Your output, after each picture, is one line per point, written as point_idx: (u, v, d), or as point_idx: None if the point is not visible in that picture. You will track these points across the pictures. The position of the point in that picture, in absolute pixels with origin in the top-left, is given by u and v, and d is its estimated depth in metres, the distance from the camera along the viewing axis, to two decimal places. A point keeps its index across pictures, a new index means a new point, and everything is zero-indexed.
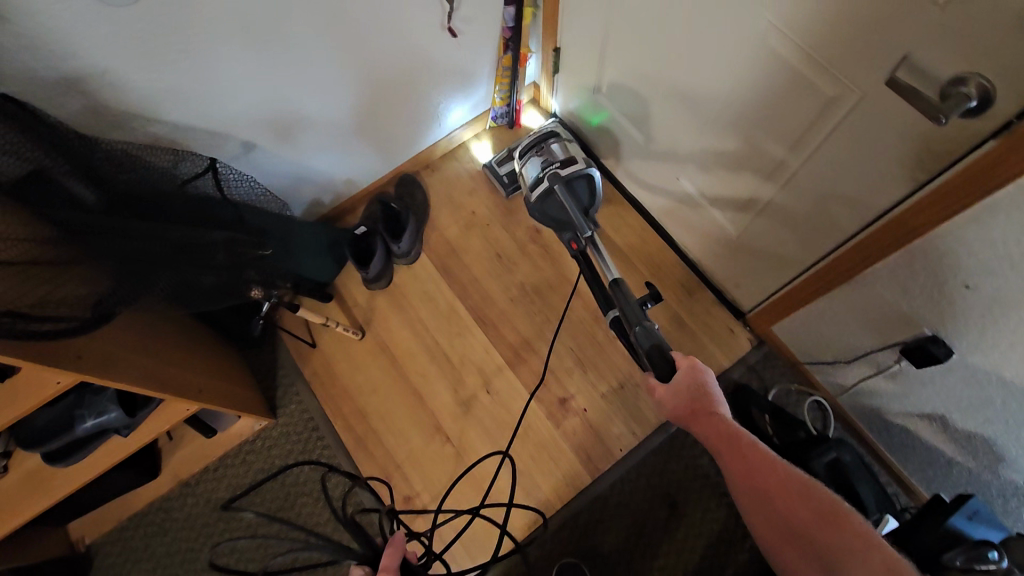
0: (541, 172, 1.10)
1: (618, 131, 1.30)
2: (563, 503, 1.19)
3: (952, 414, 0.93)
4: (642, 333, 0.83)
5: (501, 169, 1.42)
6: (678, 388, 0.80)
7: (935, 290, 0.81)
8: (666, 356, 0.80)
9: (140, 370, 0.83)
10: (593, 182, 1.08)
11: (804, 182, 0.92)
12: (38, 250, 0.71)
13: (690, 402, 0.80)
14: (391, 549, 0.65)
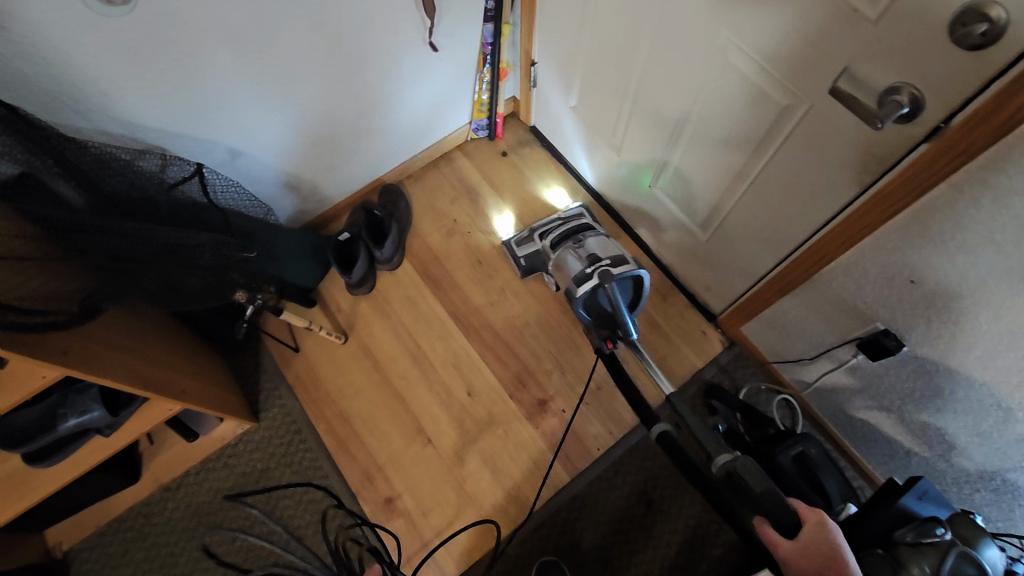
0: (589, 268, 1.07)
1: (613, 168, 1.35)
2: (542, 501, 1.22)
3: (907, 406, 0.98)
4: (744, 469, 0.77)
5: (521, 251, 1.36)
6: (810, 547, 0.69)
7: (885, 285, 0.86)
8: (786, 504, 0.72)
9: (125, 365, 0.86)
10: (640, 283, 1.07)
11: (765, 189, 0.98)
12: (25, 248, 0.72)
13: (821, 567, 0.68)
14: None
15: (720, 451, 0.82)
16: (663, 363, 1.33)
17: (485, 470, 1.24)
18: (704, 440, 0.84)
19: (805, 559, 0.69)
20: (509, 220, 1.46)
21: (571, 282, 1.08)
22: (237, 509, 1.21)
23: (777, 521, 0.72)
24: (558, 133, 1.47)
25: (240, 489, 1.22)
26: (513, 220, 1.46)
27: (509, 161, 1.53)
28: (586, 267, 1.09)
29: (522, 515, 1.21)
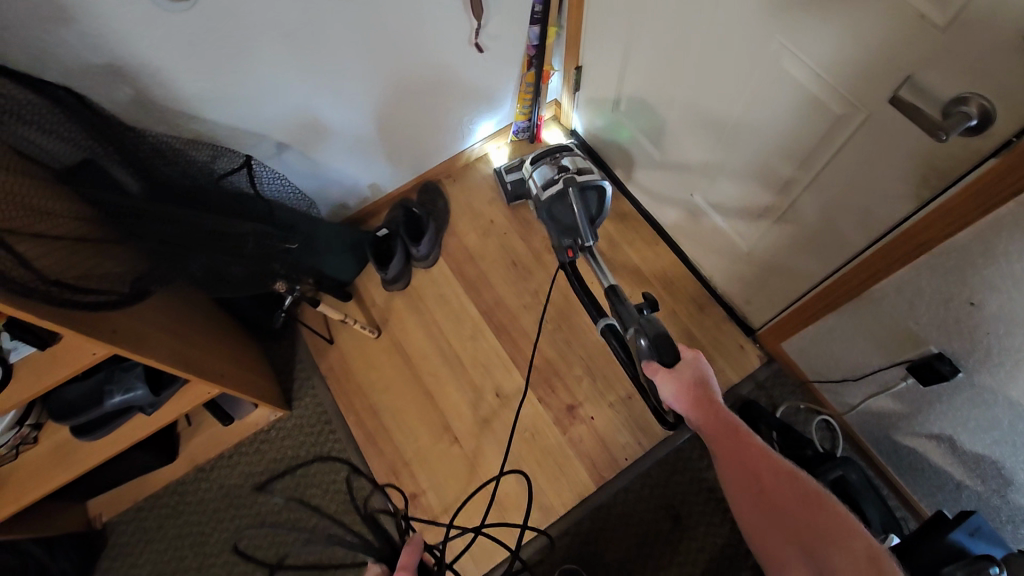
0: (557, 176, 1.15)
1: (634, 146, 1.34)
2: (566, 509, 1.20)
3: (959, 435, 0.92)
4: (648, 325, 0.86)
5: (508, 176, 1.40)
6: (682, 375, 0.81)
7: (941, 306, 0.82)
8: (671, 342, 0.82)
9: (168, 347, 0.89)
10: (603, 197, 1.14)
11: (816, 201, 0.94)
12: (84, 230, 0.77)
13: (688, 389, 0.80)
14: (410, 548, 0.75)
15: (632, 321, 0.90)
16: None
17: (511, 474, 1.23)
18: (624, 313, 0.92)
19: (676, 381, 0.80)
20: (504, 153, 1.54)
21: (540, 185, 1.17)
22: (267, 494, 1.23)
23: (664, 361, 0.82)
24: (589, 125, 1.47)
25: (272, 475, 1.25)
26: (508, 152, 1.54)
27: None
28: (554, 174, 1.17)
29: (545, 521, 1.20)
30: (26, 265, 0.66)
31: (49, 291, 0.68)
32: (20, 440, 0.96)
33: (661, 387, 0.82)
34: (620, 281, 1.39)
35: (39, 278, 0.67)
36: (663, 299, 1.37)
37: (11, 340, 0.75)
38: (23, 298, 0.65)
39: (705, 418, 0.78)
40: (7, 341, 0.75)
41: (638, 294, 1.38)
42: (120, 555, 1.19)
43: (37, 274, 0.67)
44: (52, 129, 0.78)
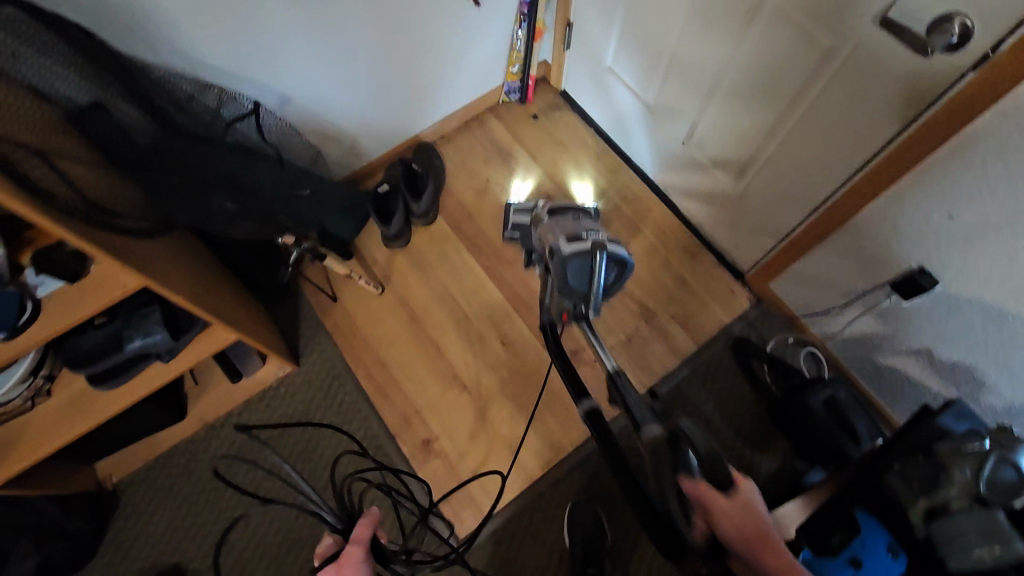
0: (585, 234, 0.99)
1: (626, 103, 1.39)
2: (575, 446, 1.25)
3: (937, 346, 1.01)
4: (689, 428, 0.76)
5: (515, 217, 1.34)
6: (741, 506, 0.69)
7: (921, 222, 0.90)
8: (729, 469, 0.71)
9: (186, 284, 0.89)
10: (624, 271, 0.98)
11: (806, 137, 1.00)
12: (99, 166, 0.78)
13: (749, 528, 0.67)
14: (365, 522, 0.72)
15: (650, 422, 0.81)
16: (691, 319, 1.36)
17: (519, 417, 1.28)
18: (628, 402, 0.85)
19: (735, 513, 0.67)
20: (526, 186, 1.49)
21: (562, 237, 0.99)
22: (278, 447, 1.25)
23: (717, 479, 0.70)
24: (578, 83, 1.51)
25: (284, 429, 1.26)
26: (532, 186, 1.49)
27: (541, 124, 1.56)
28: (581, 232, 1.00)
29: (555, 458, 1.25)
30: (71, 186, 0.67)
31: (90, 212, 0.69)
32: (35, 391, 0.95)
33: (721, 518, 0.67)
34: (614, 232, 1.44)
35: (81, 198, 0.68)
36: (656, 248, 1.43)
37: (36, 276, 0.75)
38: (70, 216, 0.66)
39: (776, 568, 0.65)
40: (32, 277, 0.75)
41: (633, 244, 1.43)
42: (134, 514, 1.19)
43: (79, 195, 0.68)
44: (64, 65, 0.74)
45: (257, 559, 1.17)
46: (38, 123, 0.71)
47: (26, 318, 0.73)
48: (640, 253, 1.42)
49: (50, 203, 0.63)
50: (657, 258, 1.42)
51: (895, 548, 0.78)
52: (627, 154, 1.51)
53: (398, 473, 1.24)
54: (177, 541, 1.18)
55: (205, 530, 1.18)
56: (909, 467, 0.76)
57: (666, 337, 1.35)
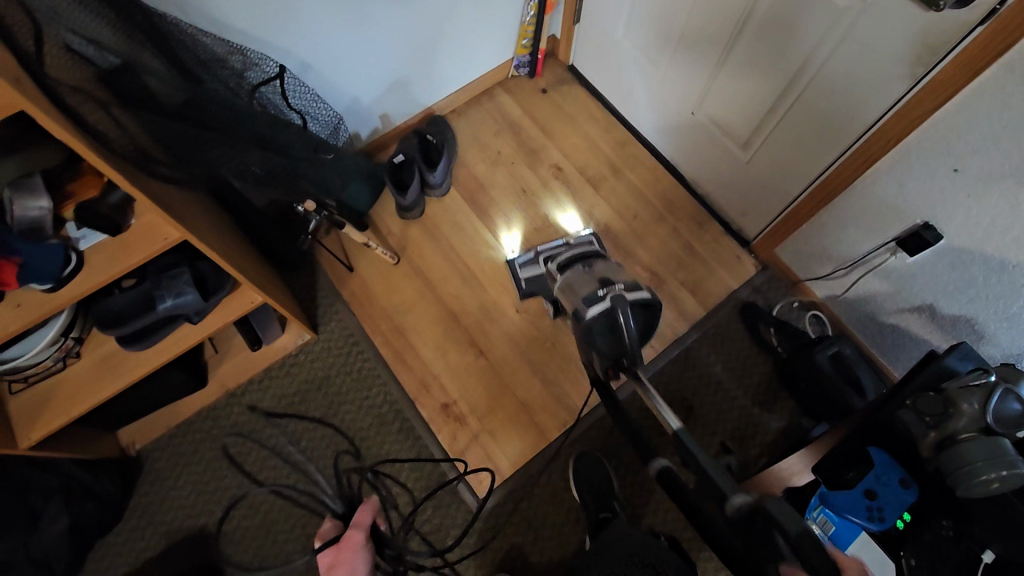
0: (602, 290, 0.92)
1: (635, 74, 1.42)
2: (590, 408, 1.29)
3: (939, 301, 1.06)
4: (777, 508, 0.63)
5: (524, 272, 1.37)
6: None
7: (926, 177, 0.94)
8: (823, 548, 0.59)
9: (217, 243, 0.91)
10: (652, 314, 0.93)
11: (815, 101, 1.03)
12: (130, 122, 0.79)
13: None
14: (366, 506, 1.06)
15: (738, 490, 0.69)
16: (700, 285, 1.40)
17: (535, 381, 1.31)
18: (717, 480, 0.71)
19: None
20: (515, 238, 1.44)
21: (581, 300, 0.93)
22: (300, 412, 1.27)
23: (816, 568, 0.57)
24: (587, 56, 1.53)
25: (304, 395, 1.28)
26: (520, 237, 1.44)
27: (550, 97, 1.58)
28: (599, 290, 0.93)
29: (571, 419, 1.28)
30: (121, 128, 0.71)
31: (140, 159, 0.73)
32: (65, 352, 0.97)
33: None
34: (624, 203, 1.48)
35: (132, 146, 0.72)
36: (665, 218, 1.46)
37: (79, 229, 0.76)
38: (124, 160, 0.69)
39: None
40: (74, 231, 0.77)
41: (643, 213, 1.46)
42: (158, 479, 1.20)
43: (128, 140, 0.72)
44: (101, 20, 0.76)
45: (282, 520, 1.19)
46: (79, 77, 0.72)
47: (70, 271, 0.76)
48: (649, 222, 1.46)
49: (106, 146, 0.67)
50: (666, 227, 1.45)
51: (905, 477, 0.83)
52: (635, 126, 1.54)
53: (417, 435, 1.27)
54: (202, 505, 1.19)
55: (230, 493, 1.20)
56: (920, 402, 0.77)
57: (676, 302, 1.38)
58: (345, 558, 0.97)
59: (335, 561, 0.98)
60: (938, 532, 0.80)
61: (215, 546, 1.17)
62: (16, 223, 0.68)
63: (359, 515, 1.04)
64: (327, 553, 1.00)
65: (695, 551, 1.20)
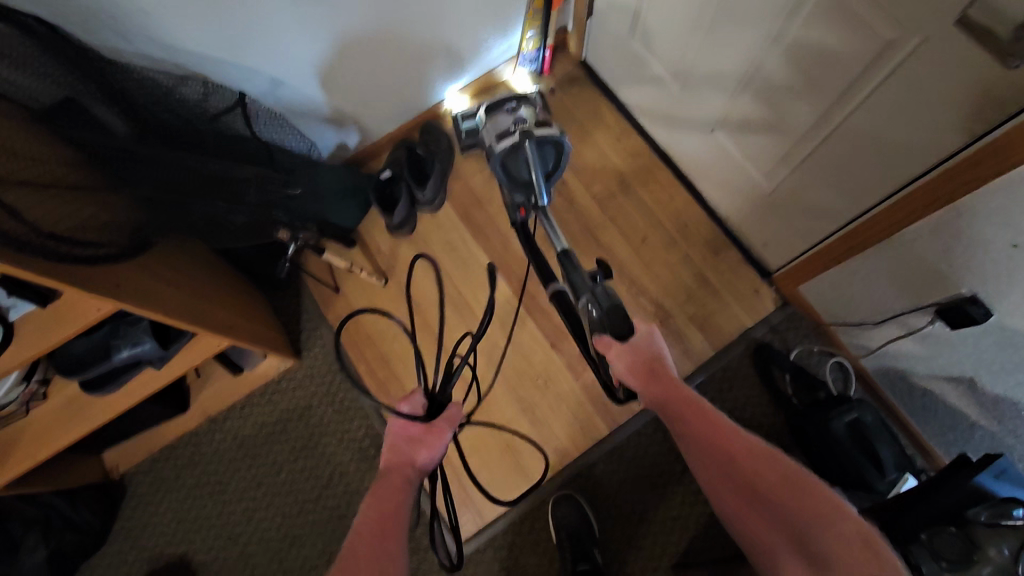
0: (512, 126, 1.10)
1: (652, 75, 1.26)
2: (580, 452, 1.21)
3: (981, 375, 0.92)
4: (601, 294, 0.82)
5: (465, 125, 1.29)
6: (636, 348, 0.78)
7: (980, 250, 0.79)
8: (625, 317, 0.79)
9: (176, 304, 0.85)
10: (561, 150, 1.10)
11: (850, 140, 0.88)
12: (76, 177, 0.73)
13: (647, 362, 0.78)
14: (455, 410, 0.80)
15: (584, 291, 0.85)
16: (710, 320, 1.28)
17: (525, 420, 1.24)
18: (576, 281, 0.87)
19: (631, 354, 0.78)
20: (464, 100, 1.41)
21: (495, 138, 1.10)
22: (281, 443, 1.23)
23: (617, 333, 0.78)
24: (600, 52, 1.37)
25: (284, 424, 1.24)
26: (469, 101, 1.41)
27: (558, 102, 1.44)
28: (511, 125, 1.10)
29: (559, 463, 1.21)
30: (18, 216, 0.61)
31: (41, 242, 0.63)
32: (29, 395, 0.94)
33: (618, 361, 0.77)
34: (632, 224, 1.35)
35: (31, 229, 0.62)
36: (677, 243, 1.33)
37: (8, 298, 0.71)
38: (21, 249, 0.61)
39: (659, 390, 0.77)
40: (4, 299, 0.71)
41: (652, 237, 1.33)
42: (142, 502, 1.21)
43: (28, 226, 0.62)
44: (20, 64, 0.69)
45: (259, 552, 1.18)
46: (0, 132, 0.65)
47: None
48: (658, 248, 1.33)
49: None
50: (677, 253, 1.32)
51: None
52: (650, 135, 1.39)
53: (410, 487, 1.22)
54: (181, 533, 1.19)
55: (209, 522, 1.19)
56: (937, 540, 0.74)
57: (683, 339, 1.27)
58: (430, 443, 0.79)
59: (419, 437, 0.80)
60: None
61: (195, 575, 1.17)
62: None
63: (455, 410, 0.80)
64: (412, 427, 0.80)
65: None
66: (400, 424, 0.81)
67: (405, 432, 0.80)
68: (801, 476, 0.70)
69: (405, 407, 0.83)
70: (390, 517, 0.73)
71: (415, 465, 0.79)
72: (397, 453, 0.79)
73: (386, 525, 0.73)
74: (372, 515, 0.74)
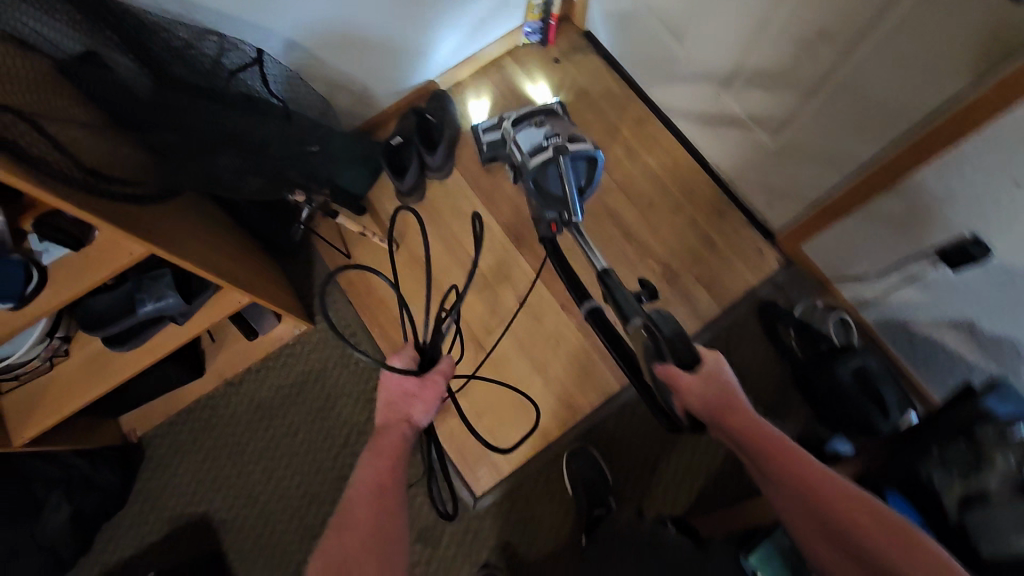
0: (546, 141, 1.12)
1: (656, 40, 1.26)
2: (592, 409, 1.24)
3: (980, 318, 0.95)
4: (659, 317, 0.82)
5: (485, 137, 1.28)
6: (708, 378, 0.75)
7: (984, 191, 0.82)
8: (690, 344, 0.78)
9: (200, 254, 0.86)
10: (594, 164, 1.11)
11: (858, 92, 0.91)
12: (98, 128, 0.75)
13: (720, 395, 0.74)
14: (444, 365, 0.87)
15: (636, 313, 0.85)
16: (716, 280, 1.31)
17: (537, 379, 1.26)
18: (620, 297, 0.89)
19: (701, 385, 0.75)
20: (483, 105, 1.43)
21: (526, 155, 1.12)
22: (297, 405, 1.25)
23: (682, 362, 0.76)
24: (604, 20, 1.38)
25: (299, 386, 1.26)
26: (489, 104, 1.43)
27: (563, 70, 1.44)
28: (545, 139, 1.12)
29: (572, 420, 1.24)
30: (58, 149, 0.62)
31: (84, 178, 0.65)
32: (52, 351, 0.95)
33: (688, 391, 0.74)
34: (639, 188, 1.36)
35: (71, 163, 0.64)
36: (683, 206, 1.35)
37: (41, 243, 0.72)
38: (62, 184, 0.61)
39: (737, 426, 0.73)
40: (37, 244, 0.72)
41: (658, 200, 1.36)
42: (161, 465, 1.22)
43: (70, 160, 0.64)
44: (51, 11, 0.70)
45: (280, 510, 1.20)
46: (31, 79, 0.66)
47: (33, 287, 0.71)
48: (664, 211, 1.35)
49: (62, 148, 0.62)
50: (684, 216, 1.34)
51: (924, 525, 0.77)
52: (653, 101, 1.40)
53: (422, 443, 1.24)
54: (203, 493, 1.21)
55: (229, 482, 1.22)
56: (948, 452, 0.77)
57: (689, 299, 1.30)
58: (423, 397, 0.87)
59: (414, 393, 0.87)
60: None
61: (217, 533, 1.19)
62: None
63: (444, 363, 0.88)
64: (409, 381, 0.88)
65: None
66: (394, 379, 0.88)
67: (401, 387, 0.88)
68: (904, 529, 0.62)
69: (396, 362, 0.90)
70: (391, 476, 0.79)
71: (410, 420, 0.86)
72: (394, 409, 0.87)
73: (387, 490, 0.79)
74: (375, 473, 0.80)
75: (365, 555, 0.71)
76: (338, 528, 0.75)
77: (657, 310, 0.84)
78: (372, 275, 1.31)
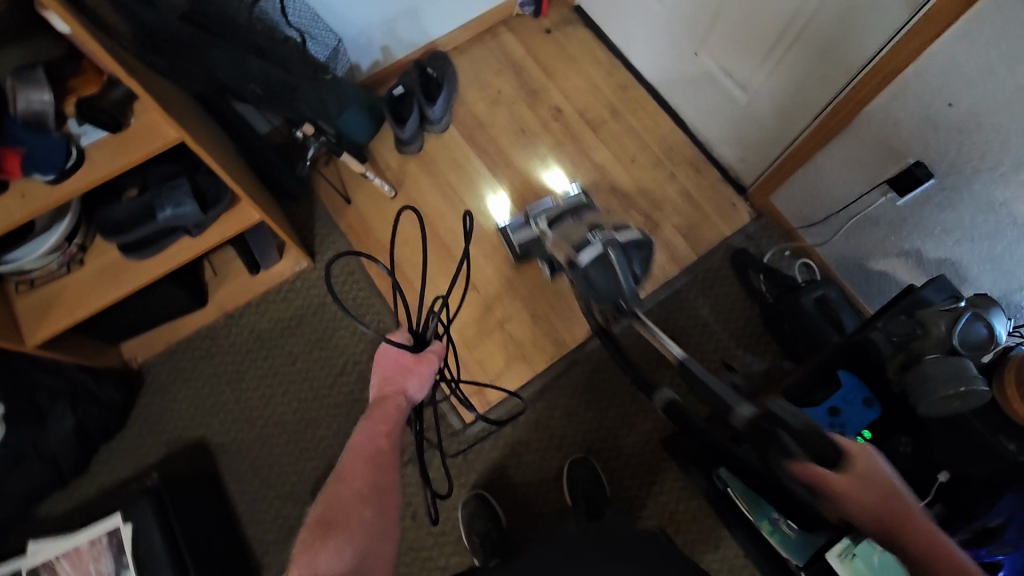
0: (590, 237, 1.03)
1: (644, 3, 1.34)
2: (578, 344, 1.32)
3: (925, 245, 1.08)
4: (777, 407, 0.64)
5: (515, 236, 1.33)
6: (862, 477, 0.65)
7: (924, 115, 0.94)
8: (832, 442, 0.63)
9: (214, 151, 0.94)
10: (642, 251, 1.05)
11: (818, 36, 1.01)
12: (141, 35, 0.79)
13: (881, 503, 0.65)
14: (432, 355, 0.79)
15: (741, 401, 0.65)
16: (693, 230, 1.41)
17: (529, 317, 1.34)
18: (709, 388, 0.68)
19: (856, 485, 0.64)
20: (503, 200, 1.42)
21: (572, 249, 1.03)
22: (297, 336, 1.30)
23: (829, 461, 0.63)
24: None
25: (298, 319, 1.31)
26: (507, 198, 1.42)
27: (554, 38, 1.55)
28: (588, 236, 1.04)
29: (558, 354, 1.32)
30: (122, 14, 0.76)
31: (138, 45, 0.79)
32: (69, 258, 1.00)
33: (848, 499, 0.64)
34: (623, 146, 1.47)
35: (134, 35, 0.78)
36: (662, 162, 1.46)
37: (79, 126, 0.79)
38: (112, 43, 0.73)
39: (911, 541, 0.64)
40: (76, 127, 0.79)
41: (640, 158, 1.46)
42: (159, 390, 1.26)
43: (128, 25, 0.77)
44: None
45: (277, 434, 1.25)
46: None
47: (72, 164, 0.77)
48: (646, 167, 1.45)
49: (104, 31, 0.73)
50: (663, 171, 1.45)
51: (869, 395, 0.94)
52: (636, 66, 1.51)
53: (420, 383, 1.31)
54: (201, 417, 1.25)
55: (227, 408, 1.26)
56: (891, 324, 0.87)
57: (668, 247, 1.40)
58: (419, 371, 0.78)
59: (408, 367, 0.79)
60: (898, 448, 0.89)
61: (215, 455, 1.23)
62: (19, 112, 0.73)
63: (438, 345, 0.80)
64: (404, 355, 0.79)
65: (671, 479, 1.25)
66: (390, 355, 0.81)
67: (395, 361, 0.79)
68: None
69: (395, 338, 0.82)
70: (386, 441, 0.75)
71: (405, 394, 0.78)
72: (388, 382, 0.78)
73: (384, 455, 0.75)
74: (369, 438, 0.75)
75: (362, 504, 0.70)
76: (335, 485, 0.73)
77: (776, 402, 0.65)
78: (370, 219, 1.39)
